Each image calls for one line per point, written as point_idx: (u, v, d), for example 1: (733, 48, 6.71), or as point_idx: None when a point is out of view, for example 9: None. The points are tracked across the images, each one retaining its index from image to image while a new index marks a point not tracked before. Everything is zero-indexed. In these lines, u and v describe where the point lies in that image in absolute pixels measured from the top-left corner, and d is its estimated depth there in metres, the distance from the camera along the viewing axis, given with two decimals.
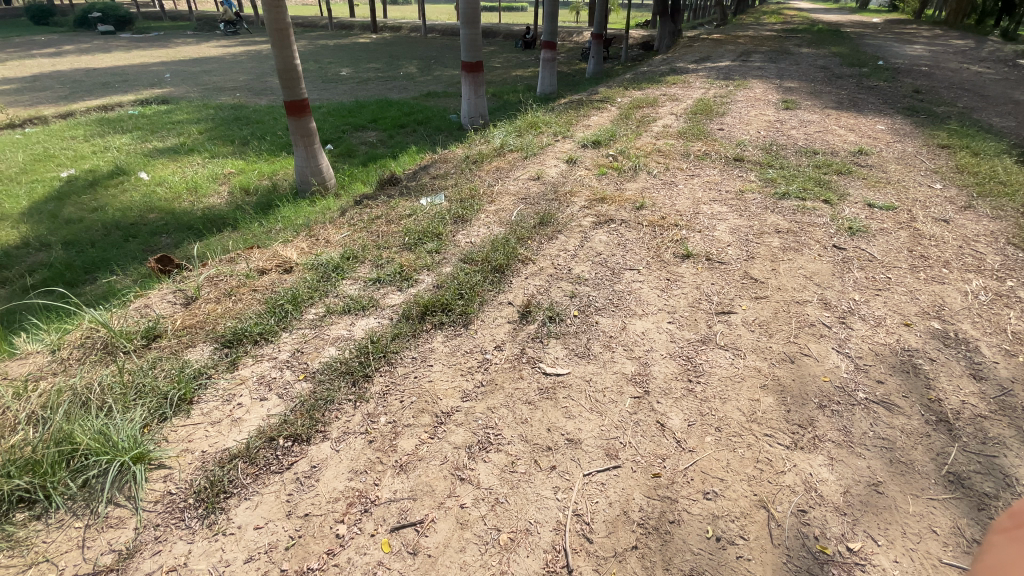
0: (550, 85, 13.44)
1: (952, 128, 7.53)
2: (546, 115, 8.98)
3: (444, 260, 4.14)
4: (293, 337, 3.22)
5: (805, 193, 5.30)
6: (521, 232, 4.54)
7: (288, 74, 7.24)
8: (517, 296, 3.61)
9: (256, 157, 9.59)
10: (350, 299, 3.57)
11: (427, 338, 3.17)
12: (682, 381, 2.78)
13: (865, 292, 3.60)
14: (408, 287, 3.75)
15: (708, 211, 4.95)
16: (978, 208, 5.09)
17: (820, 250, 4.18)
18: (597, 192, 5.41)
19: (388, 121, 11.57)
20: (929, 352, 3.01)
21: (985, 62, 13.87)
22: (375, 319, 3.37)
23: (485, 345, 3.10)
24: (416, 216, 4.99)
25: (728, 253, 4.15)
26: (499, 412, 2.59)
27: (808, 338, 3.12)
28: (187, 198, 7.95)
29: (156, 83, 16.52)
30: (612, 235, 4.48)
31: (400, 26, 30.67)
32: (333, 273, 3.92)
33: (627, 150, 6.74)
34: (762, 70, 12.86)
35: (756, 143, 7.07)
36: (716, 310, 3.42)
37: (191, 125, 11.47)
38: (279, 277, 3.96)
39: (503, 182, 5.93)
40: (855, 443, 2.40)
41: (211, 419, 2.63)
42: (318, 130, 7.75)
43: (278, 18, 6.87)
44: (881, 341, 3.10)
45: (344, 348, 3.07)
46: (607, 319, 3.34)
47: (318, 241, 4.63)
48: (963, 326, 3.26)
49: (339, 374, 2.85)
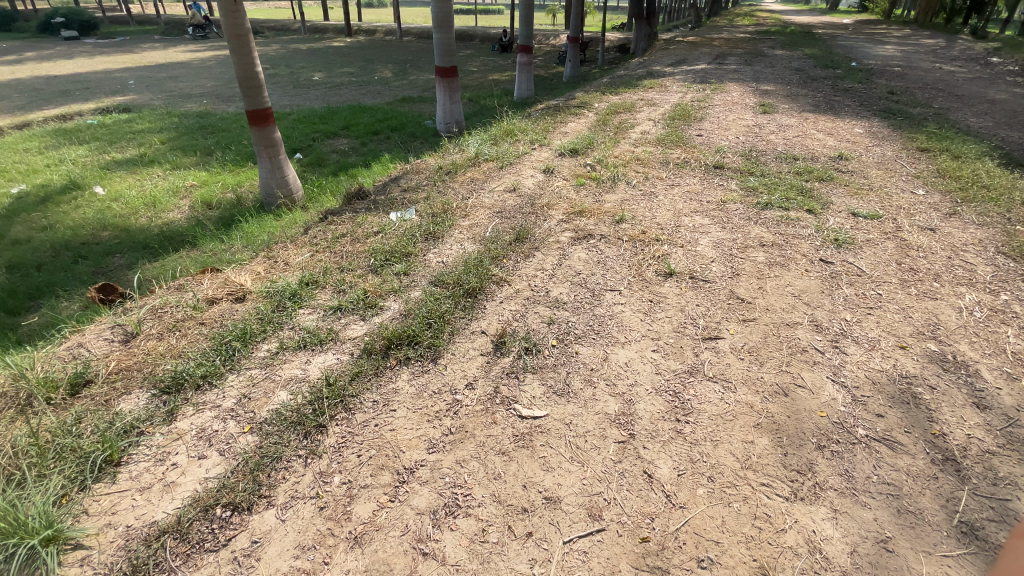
0: (528, 90, 13.24)
1: (931, 131, 7.51)
2: (522, 122, 8.75)
3: (413, 283, 3.85)
4: (239, 379, 2.92)
5: (787, 202, 5.15)
6: (496, 250, 4.27)
7: (249, 82, 6.87)
8: (490, 324, 3.34)
9: (220, 168, 9.17)
10: (306, 332, 3.26)
11: (391, 376, 2.88)
12: (670, 422, 2.54)
13: (856, 311, 3.43)
14: (372, 316, 3.46)
15: (690, 223, 4.77)
16: (963, 214, 5.01)
17: (807, 264, 4.02)
18: (575, 205, 5.18)
19: (361, 128, 11.22)
20: (929, 379, 2.84)
21: (956, 61, 14.07)
22: (334, 355, 3.07)
23: (454, 384, 2.82)
24: (384, 234, 4.70)
25: (712, 270, 3.96)
26: (468, 466, 2.32)
27: (801, 365, 2.92)
28: (144, 214, 7.52)
29: (119, 90, 15.87)
30: (591, 252, 4.25)
31: (376, 29, 30.22)
32: (288, 302, 3.60)
33: (606, 158, 6.54)
34: (738, 73, 12.84)
35: (735, 150, 6.94)
36: (702, 335, 3.20)
37: (153, 134, 10.95)
38: (229, 307, 3.63)
39: (478, 194, 5.66)
40: (859, 490, 2.21)
41: (140, 486, 2.34)
42: (282, 140, 7.39)
43: (238, 24, 6.51)
44: (878, 367, 2.92)
45: (297, 391, 2.77)
46: (588, 348, 3.09)
47: (276, 263, 4.30)
48: (961, 347, 3.12)
49: (290, 425, 2.56)
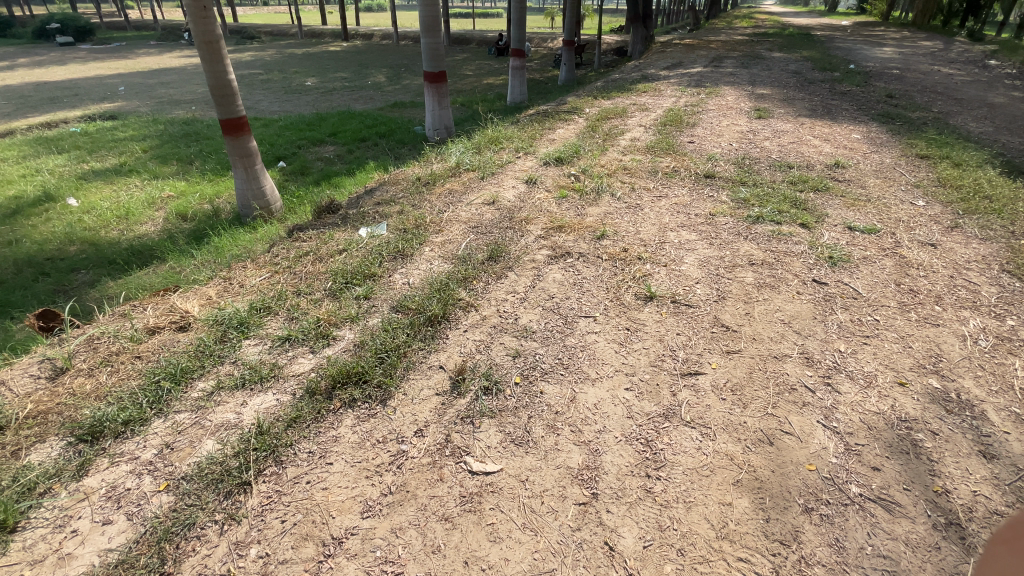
0: (520, 94, 12.98)
1: (931, 136, 7.23)
2: (508, 129, 8.46)
3: (372, 309, 3.56)
4: (166, 426, 2.69)
5: (780, 215, 4.86)
6: (466, 270, 3.99)
7: (222, 90, 6.59)
8: (451, 357, 3.04)
9: (199, 177, 8.91)
10: (247, 368, 3.01)
11: (332, 422, 2.60)
12: (638, 478, 2.26)
13: (851, 341, 3.14)
14: (323, 347, 3.18)
15: (675, 239, 4.49)
16: (965, 227, 4.72)
17: (799, 286, 3.73)
18: (555, 219, 4.90)
19: (348, 134, 10.96)
20: (930, 423, 2.55)
21: (955, 63, 13.83)
22: (274, 396, 2.81)
23: (401, 431, 2.53)
24: (350, 252, 4.42)
25: (696, 293, 3.67)
26: (405, 535, 2.04)
27: (788, 408, 2.63)
28: (116, 226, 7.26)
29: (109, 96, 15.66)
30: (568, 273, 3.97)
31: (372, 33, 30.05)
32: (234, 332, 3.34)
33: (591, 168, 6.25)
34: (734, 76, 12.57)
35: (727, 157, 6.66)
36: (681, 371, 2.91)
37: (135, 143, 10.68)
38: (169, 338, 3.38)
39: (455, 207, 5.37)
40: (850, 566, 1.93)
41: (32, 558, 2.07)
42: (258, 150, 7.13)
43: (208, 30, 6.23)
44: (874, 409, 2.63)
45: (224, 442, 2.53)
46: (554, 387, 2.79)
47: (230, 286, 4.03)
48: (966, 383, 2.82)
49: (211, 483, 2.31)
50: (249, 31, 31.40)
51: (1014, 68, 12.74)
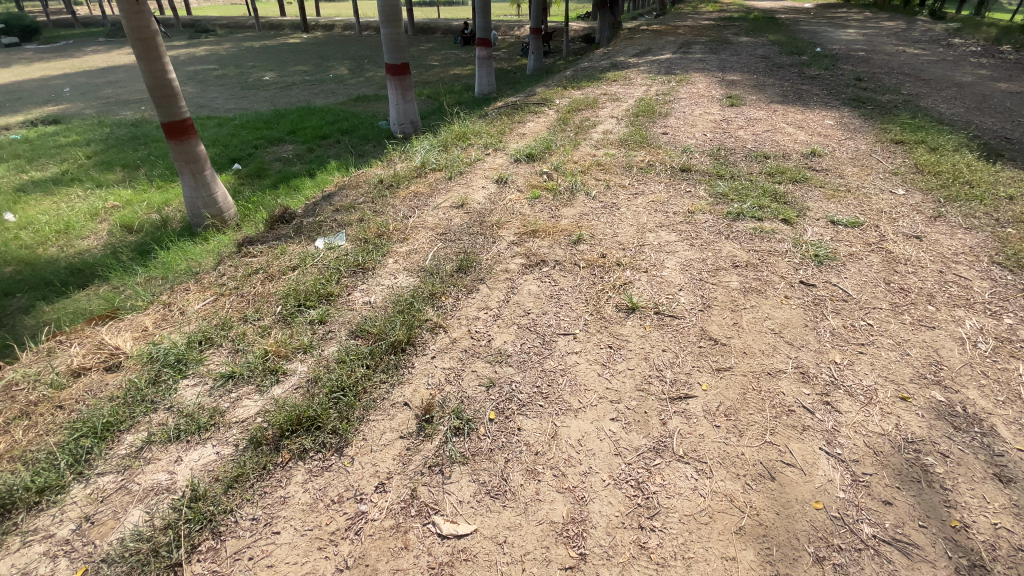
0: (488, 85, 12.56)
1: (904, 120, 7.16)
2: (476, 123, 8.08)
3: (328, 336, 3.22)
4: (88, 493, 2.32)
5: (760, 211, 4.66)
6: (433, 285, 3.67)
7: (162, 91, 6.02)
8: (416, 391, 2.73)
9: (147, 184, 8.30)
10: (182, 416, 2.65)
11: (280, 480, 2.30)
12: (632, 531, 2.01)
13: (847, 350, 2.95)
14: (271, 385, 2.83)
15: (654, 241, 4.25)
16: (948, 216, 4.60)
17: (786, 289, 3.53)
18: (528, 222, 4.60)
19: (308, 132, 10.40)
20: (938, 444, 2.38)
21: (919, 43, 13.95)
22: (213, 449, 2.47)
23: (361, 488, 2.23)
24: (305, 268, 4.04)
25: (680, 301, 3.43)
26: None
27: (787, 434, 2.41)
28: (54, 241, 6.65)
29: (52, 99, 14.61)
30: (543, 284, 3.68)
31: (334, 24, 29.01)
32: (170, 370, 2.96)
33: (564, 164, 5.96)
34: (704, 62, 12.41)
35: (703, 149, 6.45)
36: (669, 394, 2.66)
37: (78, 148, 9.93)
38: (96, 380, 2.98)
39: (420, 212, 5.02)
40: None
41: None
42: (207, 155, 6.60)
43: (141, 26, 5.66)
44: (878, 431, 2.43)
45: (154, 513, 2.19)
46: (533, 422, 2.51)
47: (171, 315, 3.63)
48: (971, 394, 2.67)
49: (136, 567, 1.99)
50: (203, 26, 29.97)
51: (976, 47, 12.89)
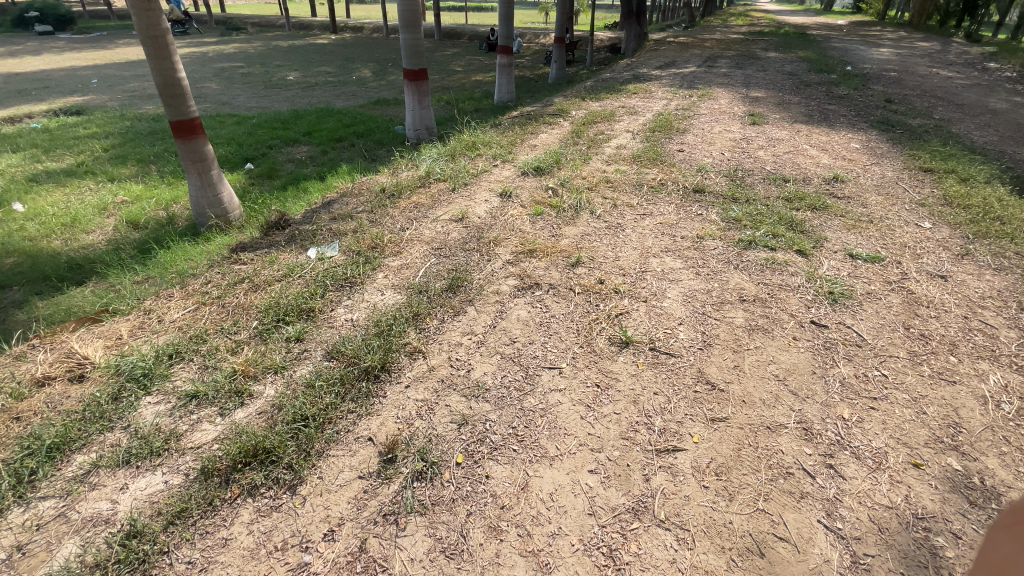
0: (507, 93, 12.42)
1: (935, 147, 6.80)
2: (488, 133, 7.94)
3: (302, 356, 3.06)
4: (24, 519, 2.19)
5: (774, 239, 4.40)
6: (419, 304, 3.50)
7: (171, 89, 5.97)
8: (383, 425, 2.55)
9: (158, 180, 8.32)
10: (137, 438, 2.52)
11: (225, 519, 2.14)
12: None
13: (857, 405, 2.69)
14: (234, 409, 2.69)
15: (658, 267, 4.03)
16: (977, 255, 4.29)
17: (795, 329, 3.27)
18: (527, 241, 4.41)
19: (323, 134, 10.37)
20: (951, 522, 2.12)
21: (954, 66, 13.46)
22: (162, 477, 2.34)
23: (308, 534, 2.06)
24: (291, 279, 3.91)
25: (678, 337, 3.20)
26: None
27: (783, 502, 2.17)
28: (59, 234, 6.67)
29: (79, 90, 14.86)
30: (535, 309, 3.49)
31: (362, 26, 29.31)
32: (133, 386, 2.84)
33: (571, 180, 5.76)
34: (728, 77, 12.10)
35: (719, 169, 6.19)
36: (656, 445, 2.44)
37: (96, 141, 10.04)
38: (58, 393, 2.87)
39: (418, 224, 4.87)
40: None
41: None
42: (214, 154, 6.54)
43: (152, 24, 5.63)
44: (884, 503, 2.19)
45: (87, 547, 2.05)
46: (503, 469, 2.32)
47: (149, 323, 3.52)
48: (991, 463, 2.40)
49: None
50: (234, 23, 30.47)
51: (1013, 72, 12.39)
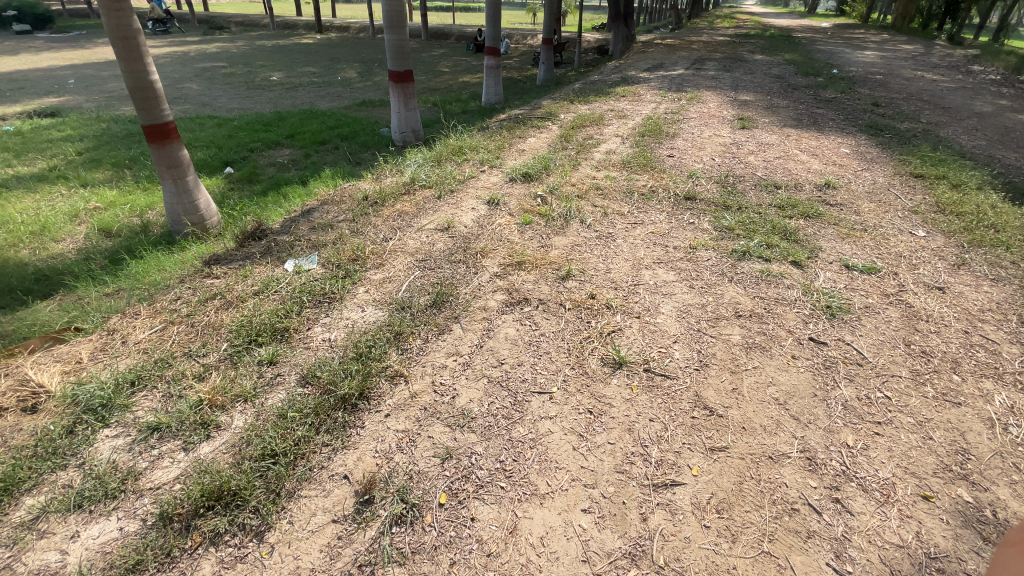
0: (495, 95, 12.24)
1: (925, 152, 6.76)
2: (475, 137, 7.77)
3: (275, 382, 2.87)
4: None
5: (769, 249, 4.28)
6: (401, 322, 3.32)
7: (143, 92, 5.71)
8: (360, 461, 2.37)
9: (133, 186, 8.02)
10: (92, 478, 2.31)
11: (185, 572, 1.95)
12: None
13: (862, 431, 2.56)
14: (199, 443, 2.49)
15: (651, 280, 3.89)
16: (972, 265, 4.21)
17: (794, 347, 3.15)
18: (515, 252, 4.24)
19: (306, 137, 10.12)
20: (965, 561, 2.00)
21: (938, 69, 13.56)
22: (117, 523, 2.13)
23: None
24: (267, 295, 3.71)
25: (673, 357, 3.05)
26: None
27: (789, 543, 2.04)
28: (26, 243, 6.37)
29: (54, 91, 14.40)
30: (523, 327, 3.32)
31: (348, 26, 28.96)
32: (90, 418, 2.62)
33: (560, 187, 5.60)
34: (716, 80, 12.05)
35: (710, 175, 6.08)
36: (652, 479, 2.29)
37: (70, 144, 9.69)
38: (8, 426, 2.64)
39: (402, 234, 4.68)
40: None
41: None
42: (190, 159, 6.29)
43: (122, 25, 5.37)
44: (895, 542, 2.06)
45: None
46: (489, 509, 2.15)
47: (114, 344, 3.30)
48: (1002, 493, 2.28)
49: None
50: (217, 23, 29.93)
51: (996, 75, 12.50)
